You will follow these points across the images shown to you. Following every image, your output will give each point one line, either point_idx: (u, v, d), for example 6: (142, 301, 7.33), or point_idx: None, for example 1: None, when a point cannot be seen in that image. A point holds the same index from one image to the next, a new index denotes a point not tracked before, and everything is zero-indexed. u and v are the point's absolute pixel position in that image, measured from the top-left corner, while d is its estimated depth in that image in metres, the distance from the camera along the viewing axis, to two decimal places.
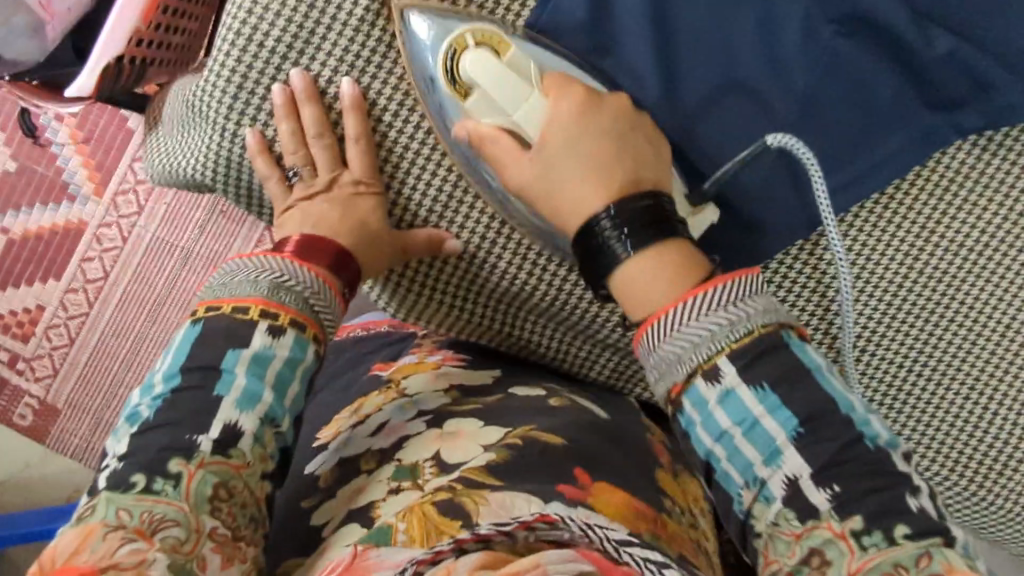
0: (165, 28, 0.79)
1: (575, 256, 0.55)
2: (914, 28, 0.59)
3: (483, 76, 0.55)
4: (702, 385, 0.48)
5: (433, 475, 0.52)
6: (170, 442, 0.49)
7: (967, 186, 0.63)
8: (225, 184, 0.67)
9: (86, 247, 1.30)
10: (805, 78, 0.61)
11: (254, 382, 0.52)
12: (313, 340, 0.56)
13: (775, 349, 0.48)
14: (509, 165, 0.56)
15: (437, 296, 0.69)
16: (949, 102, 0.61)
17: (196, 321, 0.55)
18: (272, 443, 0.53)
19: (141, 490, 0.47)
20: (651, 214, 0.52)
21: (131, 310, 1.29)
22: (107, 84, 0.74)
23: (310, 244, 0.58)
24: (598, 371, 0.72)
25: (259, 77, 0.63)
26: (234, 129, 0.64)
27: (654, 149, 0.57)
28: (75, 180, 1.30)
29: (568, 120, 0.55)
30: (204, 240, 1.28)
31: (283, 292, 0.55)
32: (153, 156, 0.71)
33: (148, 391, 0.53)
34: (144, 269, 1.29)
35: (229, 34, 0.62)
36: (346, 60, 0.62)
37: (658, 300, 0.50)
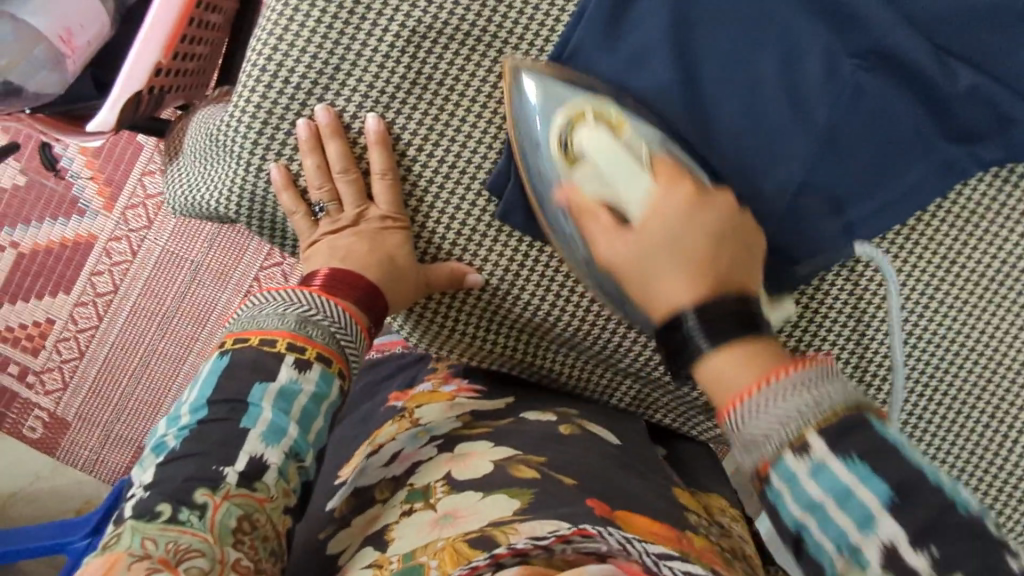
0: (182, 56, 0.79)
1: (660, 349, 0.53)
2: (937, 64, 0.59)
3: (596, 150, 0.57)
4: (791, 459, 0.42)
5: (446, 494, 0.54)
6: (195, 472, 0.49)
7: (989, 217, 0.63)
8: (249, 217, 0.67)
9: (96, 260, 1.30)
10: (828, 112, 0.61)
11: (280, 417, 0.52)
12: (338, 375, 0.56)
13: (860, 427, 0.41)
14: (602, 241, 0.56)
15: (459, 328, 0.69)
16: (970, 134, 0.61)
17: (224, 353, 0.55)
18: (295, 478, 0.53)
19: (166, 519, 0.46)
20: (744, 321, 0.49)
21: (141, 325, 1.29)
22: (127, 115, 0.74)
23: (337, 276, 0.58)
24: (619, 398, 0.73)
25: (283, 112, 0.63)
26: (259, 164, 0.64)
27: (750, 253, 0.55)
28: (85, 196, 1.30)
29: (680, 214, 0.54)
30: (213, 254, 1.28)
31: (311, 326, 0.55)
32: (175, 188, 0.71)
33: (174, 421, 0.53)
34: (155, 283, 1.29)
35: (255, 69, 0.63)
36: (372, 97, 0.63)
37: (741, 384, 0.45)
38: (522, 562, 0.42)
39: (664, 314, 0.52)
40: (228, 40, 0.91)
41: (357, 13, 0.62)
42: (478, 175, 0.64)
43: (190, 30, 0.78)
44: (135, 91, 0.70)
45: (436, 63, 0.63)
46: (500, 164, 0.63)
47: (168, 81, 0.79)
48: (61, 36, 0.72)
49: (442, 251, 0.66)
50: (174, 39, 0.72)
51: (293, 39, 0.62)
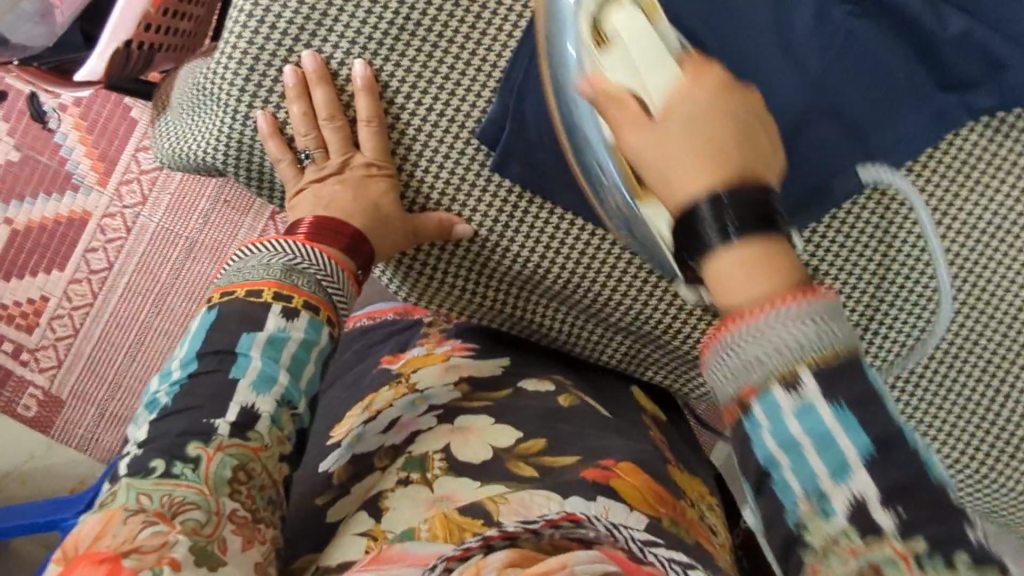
0: (172, 14, 0.78)
1: (675, 241, 0.42)
2: (929, 10, 0.59)
3: (629, 31, 0.50)
4: (779, 392, 0.36)
5: (445, 472, 0.53)
6: (188, 426, 0.48)
7: (977, 166, 0.63)
8: (236, 167, 0.67)
9: (90, 237, 1.30)
10: (819, 62, 0.61)
11: (270, 365, 0.52)
12: (327, 322, 0.55)
13: (853, 368, 0.36)
14: (626, 131, 0.44)
15: (448, 280, 0.69)
16: (962, 83, 0.60)
17: (212, 307, 0.55)
18: (289, 426, 0.52)
19: (161, 474, 0.46)
20: (758, 206, 0.39)
21: (135, 302, 1.29)
22: (115, 70, 0.73)
23: (323, 224, 0.58)
24: (610, 352, 0.72)
25: (270, 59, 0.62)
26: (246, 112, 0.64)
27: (783, 168, 0.45)
28: (79, 170, 1.29)
29: (704, 98, 0.43)
30: (208, 231, 1.28)
31: (296, 275, 0.54)
32: (163, 142, 0.71)
33: (166, 377, 0.52)
34: (149, 260, 1.29)
35: (241, 16, 0.62)
36: (360, 45, 0.62)
37: (745, 300, 0.38)
38: (512, 544, 0.40)
39: (675, 206, 0.41)
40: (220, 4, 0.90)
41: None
42: (467, 124, 0.64)
43: None
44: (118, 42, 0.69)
45: (425, 10, 0.62)
46: (489, 114, 0.63)
47: (158, 39, 0.78)
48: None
49: (433, 202, 0.65)
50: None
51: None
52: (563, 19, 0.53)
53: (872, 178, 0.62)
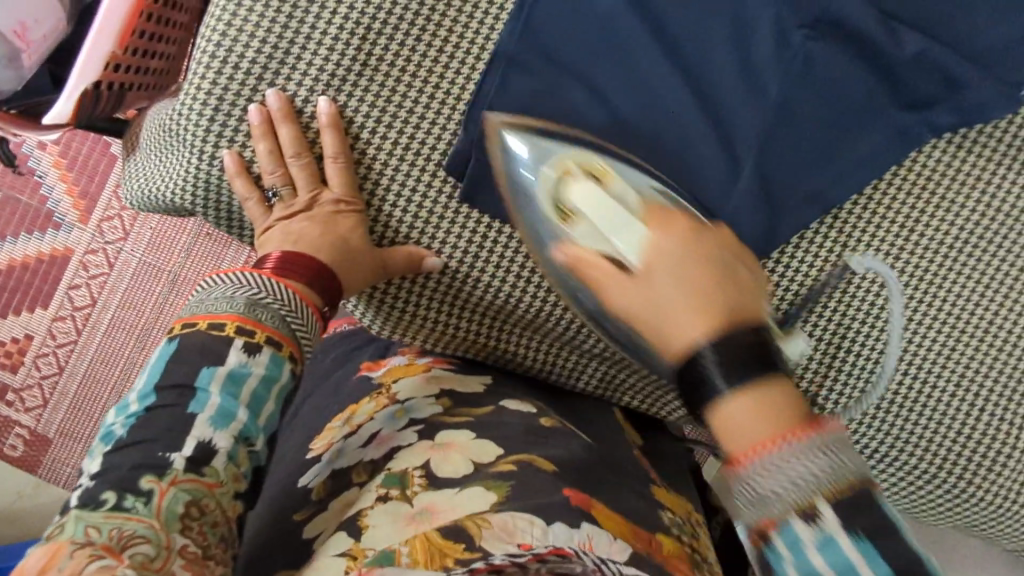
0: (142, 52, 0.78)
1: (677, 393, 0.47)
2: (885, 29, 0.59)
3: (586, 205, 0.55)
4: (798, 523, 0.39)
5: (424, 488, 0.53)
6: (142, 459, 0.47)
7: (945, 181, 0.63)
8: (205, 207, 0.67)
9: (73, 274, 1.29)
10: (779, 82, 0.61)
11: (229, 400, 0.51)
12: (290, 359, 0.55)
13: (868, 505, 0.39)
14: (611, 291, 0.52)
15: (421, 313, 0.69)
16: (923, 100, 0.61)
17: (173, 338, 0.54)
18: (246, 462, 0.51)
19: (111, 507, 0.44)
20: (756, 351, 0.45)
21: (119, 338, 1.28)
22: (84, 112, 0.73)
23: (291, 259, 0.58)
24: (585, 381, 0.72)
25: (234, 99, 0.62)
26: (212, 152, 0.63)
27: (744, 263, 0.53)
28: (60, 208, 1.29)
29: (675, 245, 0.52)
30: (189, 263, 1.28)
31: (260, 309, 0.54)
32: (132, 182, 0.71)
33: (122, 409, 0.51)
34: (133, 293, 1.29)
35: (204, 56, 0.62)
36: (323, 80, 0.62)
37: (757, 434, 0.41)
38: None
39: (679, 350, 0.47)
40: (191, 44, 0.91)
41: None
42: (434, 156, 0.64)
43: (151, 25, 0.77)
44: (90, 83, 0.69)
45: (388, 45, 0.63)
46: (457, 144, 0.63)
47: (128, 80, 0.78)
48: (15, 31, 0.71)
49: (401, 236, 0.65)
50: (129, 29, 0.71)
51: (242, 24, 0.61)
52: (528, 188, 0.60)
53: (871, 269, 0.64)
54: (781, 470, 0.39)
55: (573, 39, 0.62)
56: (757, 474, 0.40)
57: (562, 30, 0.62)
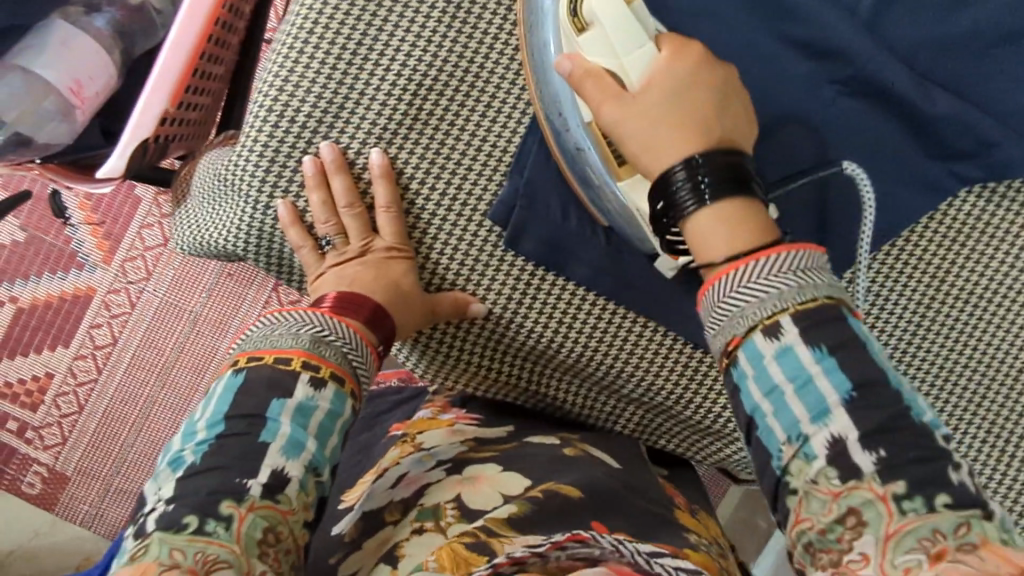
0: (185, 104, 0.81)
1: (654, 200, 0.52)
2: (917, 88, 0.62)
3: (606, 12, 0.54)
4: (761, 339, 0.46)
5: (456, 520, 0.53)
6: (218, 485, 0.49)
7: (972, 233, 0.65)
8: (257, 254, 0.69)
9: (95, 314, 1.29)
10: (811, 137, 0.64)
11: (299, 430, 0.53)
12: (350, 395, 0.57)
13: (833, 322, 0.45)
14: (601, 107, 0.53)
15: (465, 356, 0.71)
16: (950, 152, 0.63)
17: (238, 371, 0.56)
18: (314, 492, 0.53)
19: (193, 530, 0.46)
20: (729, 172, 0.50)
21: (139, 377, 1.29)
22: (133, 164, 0.75)
23: (349, 299, 0.60)
24: (622, 425, 0.74)
25: (289, 150, 0.65)
26: (267, 202, 0.66)
27: (741, 102, 0.54)
28: (85, 250, 1.29)
29: (681, 75, 0.52)
30: (210, 304, 1.30)
31: (324, 346, 0.56)
32: (182, 229, 0.73)
33: (191, 437, 0.53)
34: (154, 333, 1.29)
35: (260, 112, 0.65)
36: (374, 133, 0.65)
37: (723, 250, 0.49)
38: (518, 570, 0.44)
39: (658, 174, 0.52)
40: (226, 96, 0.94)
41: (363, 55, 0.65)
42: (480, 206, 0.66)
43: (195, 79, 0.80)
44: (144, 139, 0.71)
45: (437, 100, 0.66)
46: (501, 195, 0.66)
47: (171, 131, 0.81)
48: (71, 88, 0.74)
49: (448, 283, 0.68)
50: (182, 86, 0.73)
51: (299, 80, 0.64)
52: (542, 11, 0.59)
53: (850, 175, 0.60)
54: (750, 282, 0.47)
55: None
56: (728, 288, 0.47)
57: None
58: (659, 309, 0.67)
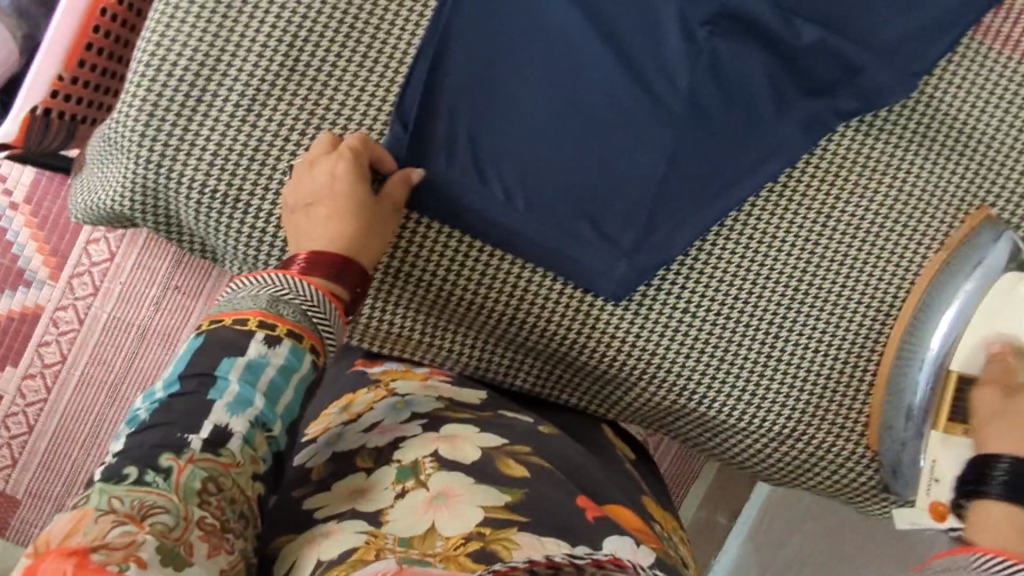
0: (95, 87, 0.78)
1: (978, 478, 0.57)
2: (783, 22, 0.65)
3: None
4: None
5: (436, 471, 0.51)
6: (162, 438, 0.46)
7: (853, 166, 0.70)
8: (144, 212, 0.69)
9: (43, 331, 1.16)
10: (688, 74, 0.66)
11: (247, 389, 0.50)
12: (310, 350, 0.54)
13: None
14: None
15: (376, 316, 0.73)
16: (822, 85, 0.66)
17: (201, 333, 0.53)
18: (264, 447, 0.50)
19: (132, 481, 0.43)
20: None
21: (88, 394, 1.15)
22: (30, 142, 0.75)
23: (314, 256, 0.58)
24: (522, 378, 0.77)
25: (169, 101, 0.66)
26: (149, 156, 0.66)
27: None
28: (31, 267, 1.16)
29: None
30: (160, 318, 1.16)
31: (282, 304, 0.53)
32: (75, 195, 0.73)
33: (149, 396, 0.50)
34: (101, 351, 1.15)
35: (141, 65, 0.66)
36: (255, 79, 0.67)
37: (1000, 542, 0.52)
38: None
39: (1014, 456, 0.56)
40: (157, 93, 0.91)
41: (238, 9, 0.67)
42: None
43: (104, 61, 0.78)
44: (36, 104, 0.72)
45: (313, 50, 0.68)
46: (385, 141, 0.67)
47: (80, 113, 0.78)
48: None
49: None
50: (77, 58, 0.74)
51: (178, 34, 0.66)
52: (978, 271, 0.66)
53: None
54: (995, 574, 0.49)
55: (505, 40, 0.67)
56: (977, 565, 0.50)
57: (485, 34, 0.67)
58: (574, 251, 0.67)
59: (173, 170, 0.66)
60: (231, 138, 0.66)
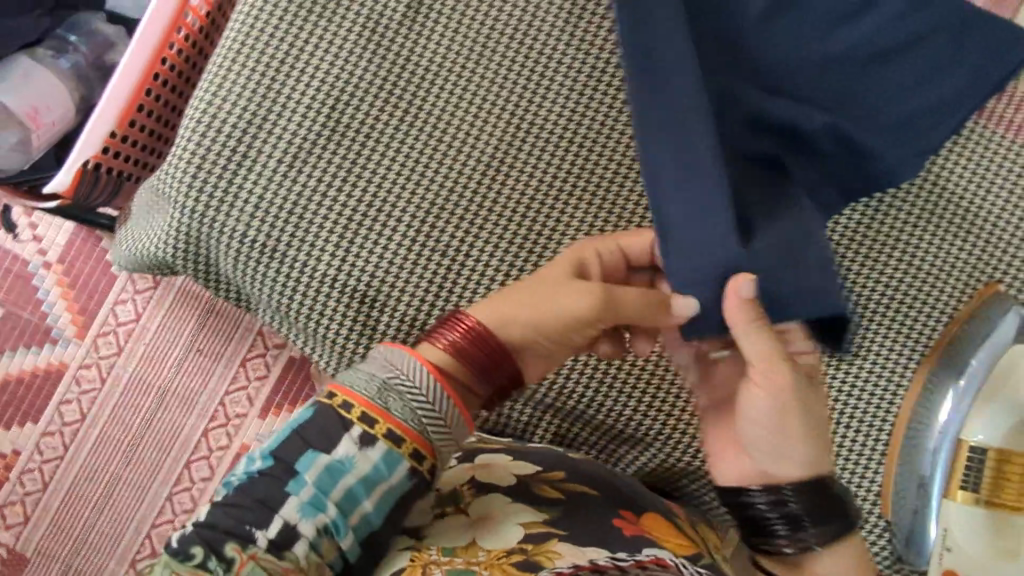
0: (144, 147, 0.84)
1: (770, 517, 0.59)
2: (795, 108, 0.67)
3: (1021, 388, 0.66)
4: None
5: (476, 497, 0.57)
6: (229, 524, 0.47)
7: (866, 240, 0.73)
8: (185, 262, 0.72)
9: (64, 390, 1.17)
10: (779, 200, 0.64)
11: (321, 493, 0.49)
12: (408, 456, 0.51)
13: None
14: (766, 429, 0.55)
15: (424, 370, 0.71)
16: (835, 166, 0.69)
17: (313, 405, 0.52)
18: (330, 554, 0.49)
19: (196, 564, 0.45)
20: (819, 504, 0.57)
21: (106, 451, 1.16)
22: (81, 194, 0.80)
23: (474, 341, 0.55)
24: (541, 435, 0.75)
25: (216, 156, 0.69)
26: (193, 206, 0.69)
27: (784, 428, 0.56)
28: (58, 324, 1.19)
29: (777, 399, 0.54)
30: (180, 378, 1.17)
31: (391, 397, 0.51)
32: (121, 246, 0.78)
33: (248, 463, 0.51)
34: (121, 410, 1.16)
35: (193, 122, 0.70)
36: (296, 137, 0.70)
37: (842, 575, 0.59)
38: None
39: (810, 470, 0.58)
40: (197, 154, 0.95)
41: (282, 74, 0.70)
42: (384, 208, 0.70)
43: (154, 121, 0.83)
44: (88, 160, 0.76)
45: (354, 113, 0.71)
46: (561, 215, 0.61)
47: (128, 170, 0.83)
48: (27, 114, 0.85)
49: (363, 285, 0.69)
50: (129, 119, 0.79)
51: (227, 95, 0.70)
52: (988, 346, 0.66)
53: None
54: None
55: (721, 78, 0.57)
56: None
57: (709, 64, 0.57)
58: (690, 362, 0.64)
59: (217, 221, 0.69)
60: (273, 194, 0.69)
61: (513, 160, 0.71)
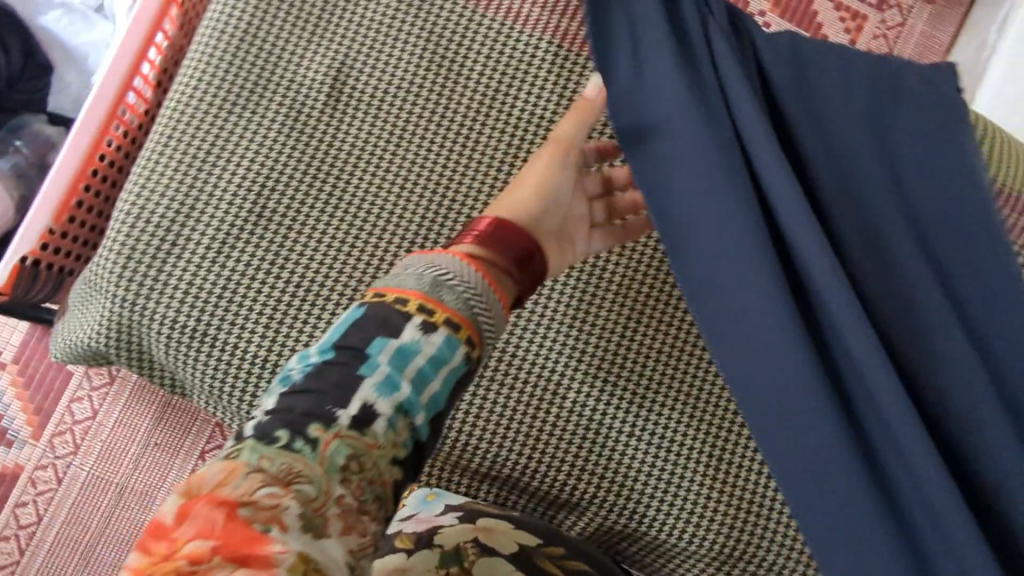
0: (82, 240, 0.85)
1: None
2: None
3: None
4: None
5: (478, 557, 0.59)
6: (311, 407, 0.43)
7: None
8: (119, 351, 0.73)
9: (19, 492, 1.16)
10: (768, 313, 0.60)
11: (396, 373, 0.46)
12: (466, 342, 0.49)
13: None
14: None
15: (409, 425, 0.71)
16: None
17: (360, 305, 0.49)
18: (405, 435, 0.46)
19: (282, 444, 0.41)
20: None
21: (62, 554, 1.14)
22: (18, 290, 0.81)
23: (502, 230, 0.57)
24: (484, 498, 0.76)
25: (147, 246, 0.71)
26: (126, 297, 0.70)
27: None
28: (12, 426, 1.17)
29: None
30: (137, 474, 1.16)
31: (445, 289, 0.49)
32: (57, 338, 0.78)
33: (303, 358, 0.47)
34: (78, 510, 1.15)
35: (123, 214, 0.72)
36: (222, 223, 0.71)
37: None
38: None
39: None
40: None
41: (209, 161, 0.72)
42: (314, 286, 0.71)
43: (90, 216, 0.84)
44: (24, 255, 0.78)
45: (279, 198, 0.72)
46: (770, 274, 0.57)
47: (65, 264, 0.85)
48: None
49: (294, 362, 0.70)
50: (65, 215, 0.81)
51: (155, 186, 0.72)
52: None
53: None
54: None
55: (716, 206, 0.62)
56: None
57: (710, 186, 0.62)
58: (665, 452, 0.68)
59: (147, 308, 0.70)
60: (202, 279, 0.70)
61: (439, 231, 0.73)
